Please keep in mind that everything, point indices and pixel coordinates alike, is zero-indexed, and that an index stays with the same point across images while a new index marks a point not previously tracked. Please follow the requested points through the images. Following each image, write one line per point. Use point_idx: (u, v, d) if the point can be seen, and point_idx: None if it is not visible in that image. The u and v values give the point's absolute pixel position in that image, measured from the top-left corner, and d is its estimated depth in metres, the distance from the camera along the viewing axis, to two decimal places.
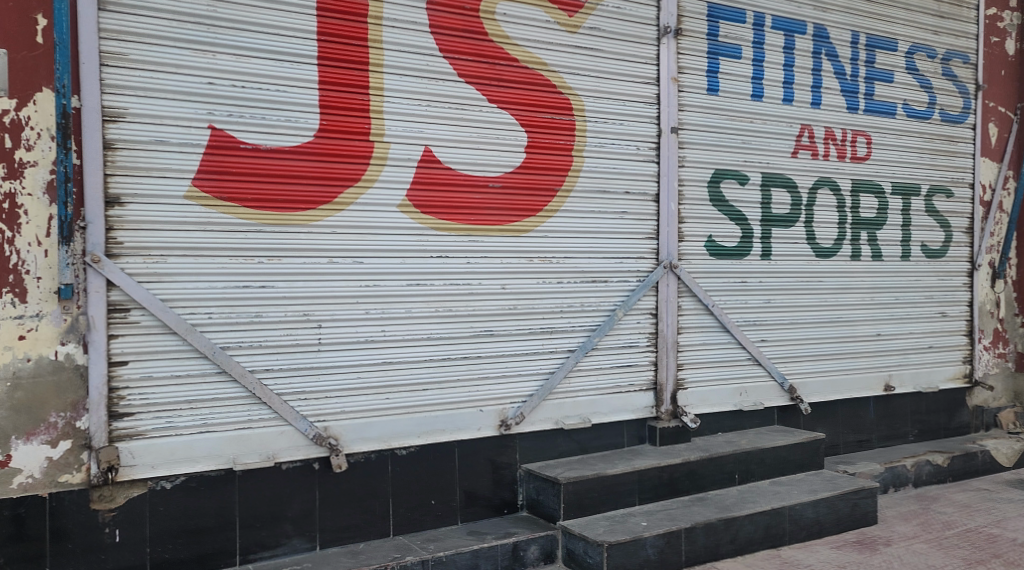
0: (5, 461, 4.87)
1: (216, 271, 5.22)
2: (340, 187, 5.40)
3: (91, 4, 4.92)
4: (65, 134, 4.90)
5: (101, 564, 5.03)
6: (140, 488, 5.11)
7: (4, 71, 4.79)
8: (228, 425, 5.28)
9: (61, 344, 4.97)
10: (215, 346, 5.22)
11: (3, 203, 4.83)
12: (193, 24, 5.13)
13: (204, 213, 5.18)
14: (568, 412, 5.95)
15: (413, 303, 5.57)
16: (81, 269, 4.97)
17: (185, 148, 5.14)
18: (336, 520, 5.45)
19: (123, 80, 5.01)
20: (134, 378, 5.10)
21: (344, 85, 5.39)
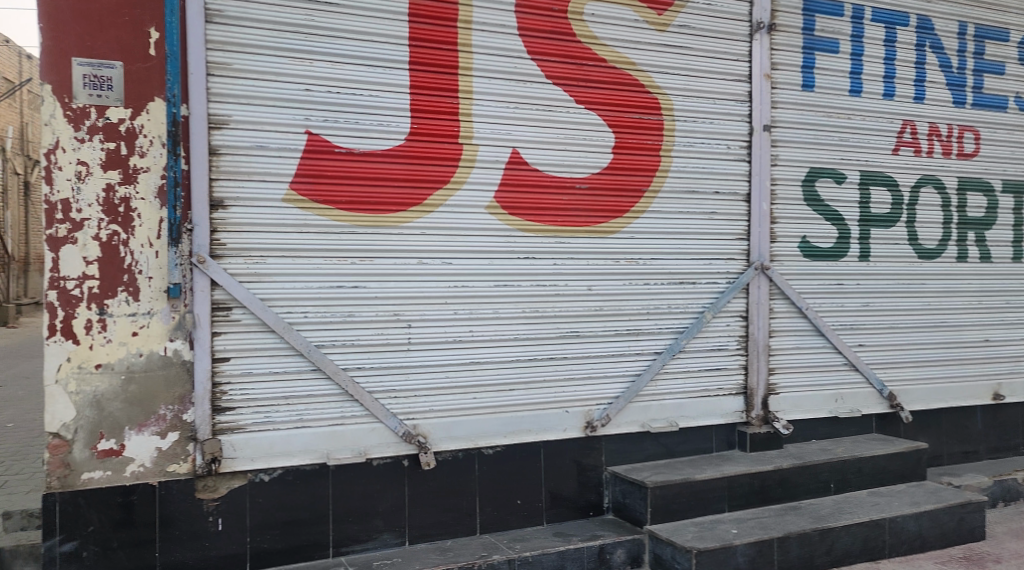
0: (120, 450, 5.17)
1: (313, 272, 5.41)
2: (430, 189, 5.53)
3: (199, 17, 5.21)
4: (175, 141, 5.18)
5: (205, 551, 5.26)
6: (240, 479, 5.33)
7: (121, 82, 5.12)
8: (322, 420, 5.44)
9: (170, 340, 5.25)
10: (310, 344, 5.40)
11: (119, 207, 5.14)
12: (292, 33, 5.35)
13: (301, 216, 5.38)
14: (654, 415, 5.89)
15: (500, 303, 5.65)
16: (188, 269, 5.23)
17: (283, 152, 5.36)
18: (426, 517, 5.54)
19: (226, 88, 5.28)
20: (235, 373, 5.33)
21: (434, 89, 5.53)
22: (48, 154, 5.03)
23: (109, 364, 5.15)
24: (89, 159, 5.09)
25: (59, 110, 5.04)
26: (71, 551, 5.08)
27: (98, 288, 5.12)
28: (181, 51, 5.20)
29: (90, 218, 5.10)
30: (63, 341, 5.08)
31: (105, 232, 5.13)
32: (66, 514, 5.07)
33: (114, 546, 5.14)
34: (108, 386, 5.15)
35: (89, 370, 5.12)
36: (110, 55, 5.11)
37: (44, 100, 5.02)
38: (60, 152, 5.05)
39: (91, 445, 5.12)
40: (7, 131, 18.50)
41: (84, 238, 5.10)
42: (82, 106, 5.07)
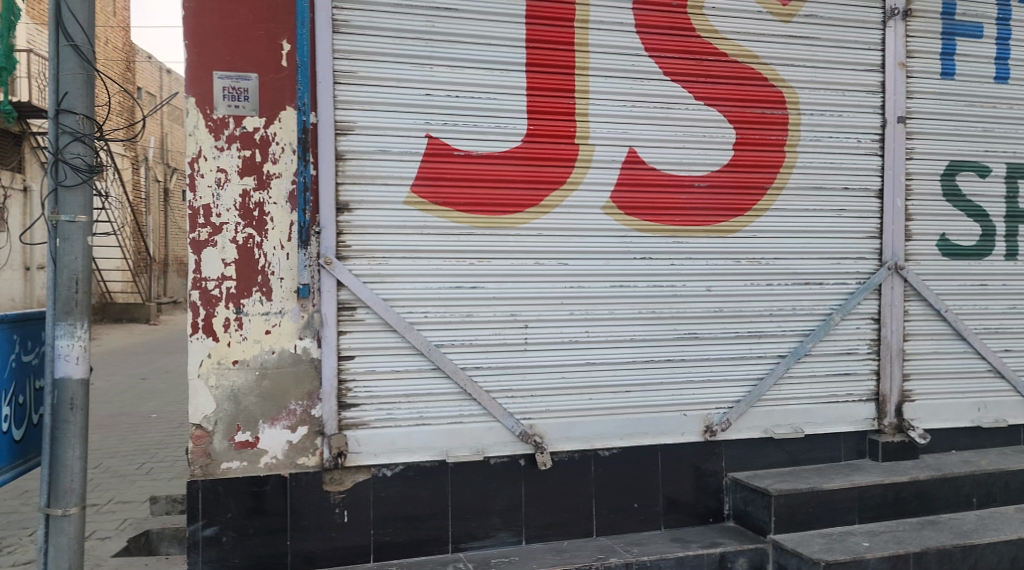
0: (255, 442, 5.41)
1: (433, 273, 5.53)
2: (545, 190, 5.61)
3: (327, 28, 5.41)
4: (304, 148, 5.40)
5: (332, 541, 5.45)
6: (364, 473, 5.49)
7: (256, 93, 5.38)
8: (442, 419, 5.56)
9: (299, 339, 5.45)
10: (430, 343, 5.52)
11: (254, 211, 5.39)
12: (414, 40, 5.50)
13: (422, 218, 5.51)
14: (778, 420, 5.85)
15: (616, 305, 5.71)
16: (315, 271, 5.44)
17: (405, 157, 5.50)
18: (542, 517, 5.61)
19: (352, 96, 5.46)
20: (359, 371, 5.50)
21: (551, 90, 5.62)
22: (191, 163, 5.32)
23: (244, 360, 5.40)
24: (228, 166, 5.36)
25: (201, 121, 5.33)
26: (211, 535, 5.34)
27: (235, 288, 5.37)
28: (310, 62, 5.41)
29: (228, 222, 5.36)
30: (204, 338, 5.35)
31: (242, 235, 5.38)
32: (206, 501, 5.34)
33: (250, 533, 5.37)
34: (245, 381, 5.40)
35: (227, 365, 5.38)
36: (246, 68, 5.37)
37: (188, 112, 5.32)
38: (202, 161, 5.33)
39: (229, 436, 5.37)
40: (151, 141, 20.52)
41: (223, 242, 5.36)
42: (222, 116, 5.35)
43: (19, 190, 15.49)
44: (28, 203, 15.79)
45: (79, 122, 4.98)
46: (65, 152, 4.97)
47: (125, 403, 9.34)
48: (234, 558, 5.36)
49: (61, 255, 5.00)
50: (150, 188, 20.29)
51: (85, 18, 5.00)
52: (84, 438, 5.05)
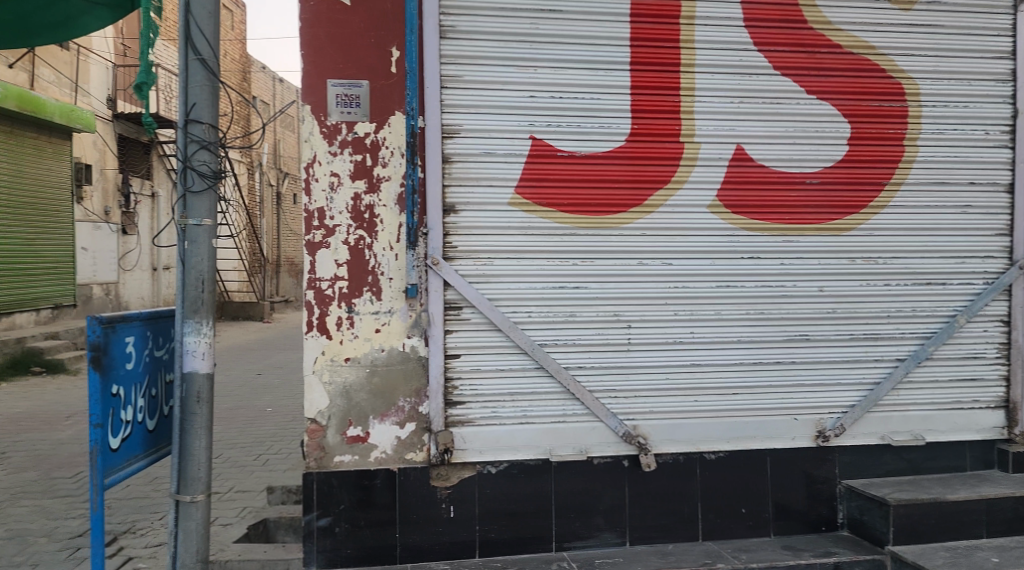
0: (366, 436, 5.46)
1: (536, 273, 5.54)
2: (650, 189, 5.58)
3: (435, 33, 5.43)
4: (413, 152, 5.41)
5: (439, 536, 5.47)
6: (470, 470, 5.51)
7: (367, 100, 5.39)
8: (547, 419, 5.57)
9: (408, 337, 5.48)
10: (534, 342, 5.52)
11: (365, 213, 5.41)
12: (517, 42, 5.50)
13: (526, 218, 5.52)
14: (897, 427, 5.72)
15: (722, 305, 5.65)
16: (423, 271, 5.46)
17: (510, 158, 5.51)
18: (647, 519, 5.58)
19: (457, 99, 5.48)
20: (465, 369, 5.52)
21: (656, 88, 5.57)
22: (307, 167, 5.37)
23: (356, 357, 5.44)
24: (340, 171, 5.39)
25: (316, 128, 5.37)
26: (325, 526, 5.41)
27: (347, 288, 5.41)
28: (419, 68, 5.44)
29: (341, 224, 5.40)
30: (318, 335, 5.41)
31: (353, 237, 5.41)
32: (321, 493, 5.40)
33: (362, 524, 5.42)
34: (356, 378, 5.44)
35: (340, 362, 5.43)
36: (357, 75, 5.39)
37: (302, 119, 5.36)
38: (317, 165, 5.37)
39: (342, 430, 5.43)
40: (262, 147, 22.13)
41: (336, 243, 5.40)
42: (335, 122, 5.38)
43: (147, 197, 17.22)
44: (156, 208, 17.52)
45: (205, 131, 5.08)
46: (192, 160, 5.07)
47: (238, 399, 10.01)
48: (347, 548, 5.42)
49: (188, 257, 5.10)
50: (266, 193, 21.76)
51: (211, 33, 5.09)
52: (210, 428, 5.14)
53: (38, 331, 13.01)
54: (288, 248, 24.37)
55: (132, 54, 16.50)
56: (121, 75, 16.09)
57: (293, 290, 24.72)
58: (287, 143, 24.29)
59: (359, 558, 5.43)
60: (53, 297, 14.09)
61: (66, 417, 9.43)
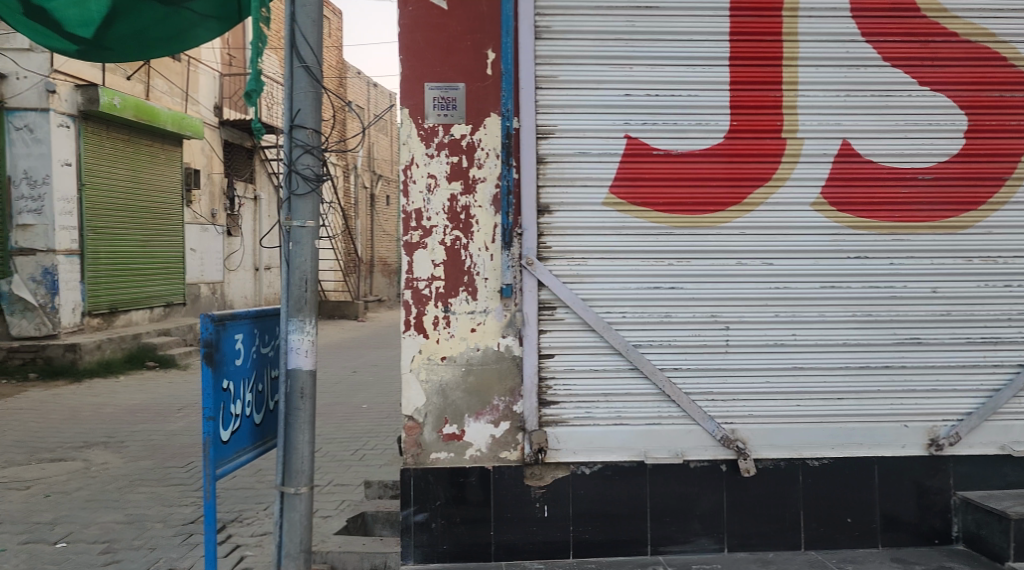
0: (461, 434, 5.47)
1: (631, 273, 5.50)
2: (750, 187, 5.49)
3: (530, 34, 5.41)
4: (508, 153, 5.38)
5: (533, 535, 5.47)
6: (563, 470, 5.48)
7: (464, 102, 5.39)
8: (642, 421, 5.52)
9: (503, 336, 5.46)
10: (628, 343, 5.48)
11: (461, 214, 5.42)
12: (613, 40, 5.47)
13: (620, 218, 5.49)
14: (1017, 436, 5.56)
15: (826, 306, 5.53)
16: (518, 271, 5.45)
17: (605, 158, 5.48)
18: (746, 527, 5.51)
19: (553, 99, 5.46)
20: (559, 369, 5.48)
21: (757, 83, 5.48)
22: (405, 170, 5.39)
23: (452, 357, 5.45)
24: (437, 172, 5.41)
25: (414, 130, 5.39)
26: (422, 521, 5.43)
27: (444, 288, 5.42)
28: (514, 69, 5.40)
29: (437, 225, 5.42)
30: (416, 334, 5.43)
31: (449, 237, 5.42)
32: (418, 488, 5.43)
33: (457, 520, 5.44)
34: (452, 377, 5.45)
35: (437, 361, 5.44)
36: (454, 78, 5.40)
37: (401, 123, 5.39)
38: (415, 167, 5.40)
39: (438, 427, 5.45)
40: (356, 152, 22.78)
41: (433, 243, 5.42)
42: (432, 125, 5.39)
43: (250, 199, 17.98)
44: (258, 211, 18.25)
45: (309, 136, 5.18)
46: (297, 163, 5.16)
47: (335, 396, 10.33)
48: (444, 544, 5.44)
49: (293, 257, 5.19)
50: (357, 196, 22.41)
51: (315, 40, 5.19)
52: (313, 422, 5.22)
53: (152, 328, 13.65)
54: (381, 249, 24.99)
55: (237, 64, 17.25)
56: (228, 84, 16.86)
57: (385, 290, 25.31)
58: (378, 146, 24.92)
59: (455, 555, 5.44)
60: (167, 293, 14.75)
61: (178, 410, 9.82)
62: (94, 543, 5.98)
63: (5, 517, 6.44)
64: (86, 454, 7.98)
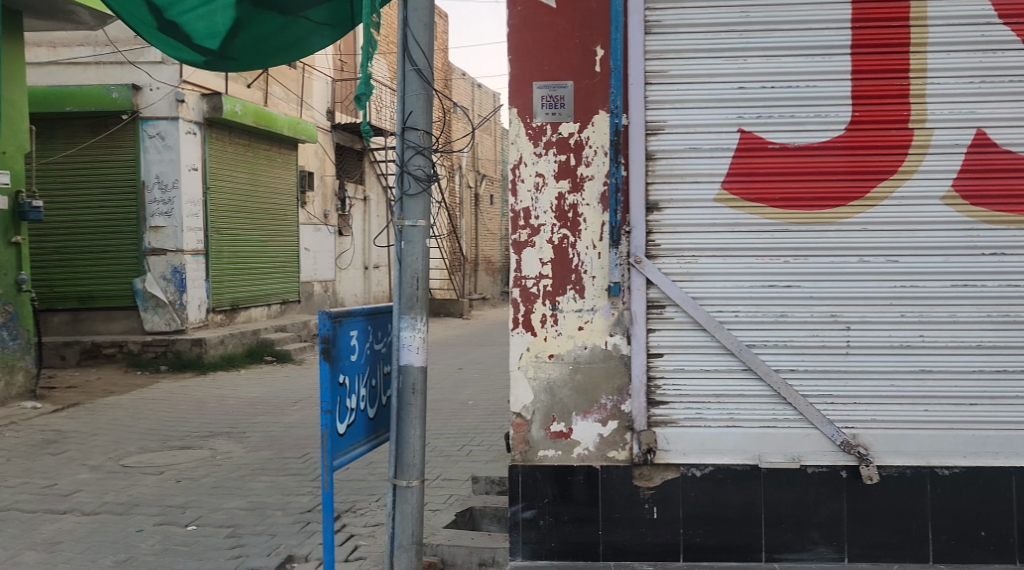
0: (569, 432, 5.48)
1: (744, 271, 5.42)
2: (873, 181, 5.36)
3: (640, 30, 5.40)
4: (617, 150, 5.38)
5: (642, 536, 5.45)
6: (673, 471, 5.45)
7: (572, 100, 5.39)
8: (755, 422, 5.43)
9: (610, 335, 5.45)
10: (741, 343, 5.40)
11: (569, 212, 5.43)
12: (727, 32, 5.40)
13: (733, 214, 5.41)
14: None
15: (958, 306, 5.37)
16: (626, 269, 5.42)
17: (716, 153, 5.41)
18: (868, 537, 5.40)
19: (663, 95, 5.43)
20: (668, 369, 5.44)
21: (882, 72, 5.34)
22: (513, 168, 5.43)
23: (560, 354, 5.46)
24: (545, 171, 5.43)
25: (522, 129, 5.42)
26: (530, 518, 5.47)
27: (551, 286, 5.44)
28: (624, 65, 5.39)
29: (545, 223, 5.44)
30: (523, 332, 5.47)
31: (557, 236, 5.43)
32: (526, 485, 5.47)
33: (565, 519, 5.46)
34: (559, 374, 5.46)
35: (544, 359, 5.46)
36: (563, 76, 5.40)
37: (510, 121, 5.44)
38: (522, 167, 5.43)
39: (545, 425, 5.48)
40: (461, 152, 23.04)
41: (541, 242, 5.45)
42: (540, 123, 5.41)
43: (360, 200, 18.39)
44: (367, 211, 18.66)
45: (421, 137, 5.26)
46: (409, 164, 5.26)
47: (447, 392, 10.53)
48: (552, 542, 5.46)
49: (404, 256, 5.29)
50: (463, 195, 22.68)
51: (426, 42, 5.27)
52: (424, 417, 5.32)
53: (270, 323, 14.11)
54: (486, 249, 25.24)
55: (348, 68, 17.61)
56: (339, 88, 17.27)
57: (490, 289, 25.58)
58: (480, 146, 25.13)
59: (563, 553, 5.47)
60: (283, 292, 15.21)
61: (295, 402, 10.13)
62: (220, 527, 6.22)
63: (140, 499, 6.77)
64: (213, 443, 8.31)
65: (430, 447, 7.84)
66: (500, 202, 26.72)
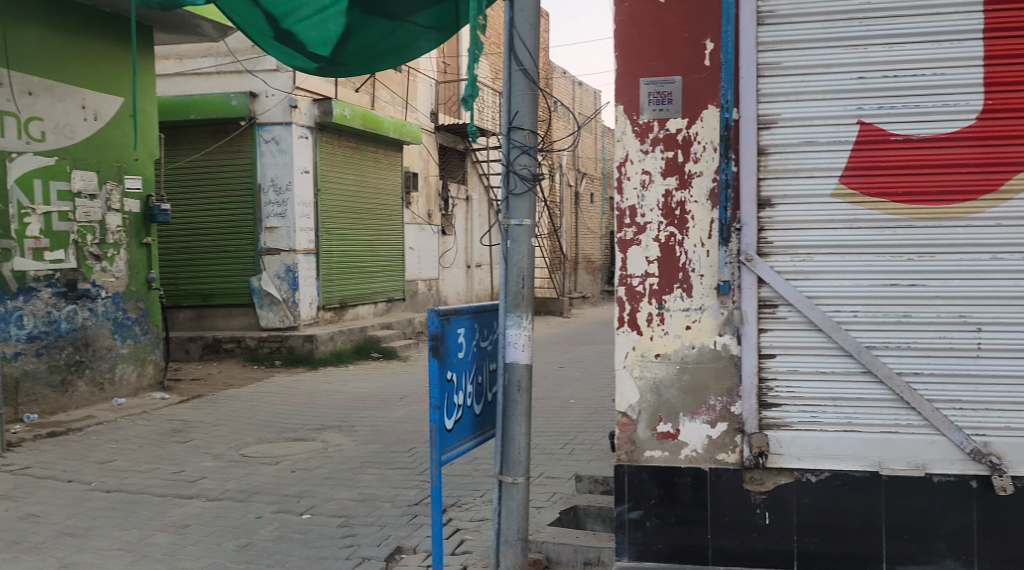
0: (676, 433, 5.43)
1: (864, 270, 5.27)
2: (1006, 173, 5.16)
3: (752, 22, 5.29)
4: (727, 145, 5.28)
5: (753, 541, 5.37)
6: (787, 476, 5.34)
7: (680, 96, 5.35)
8: (874, 427, 5.28)
9: (719, 335, 5.37)
10: (860, 345, 5.26)
11: (676, 210, 5.38)
12: (845, 21, 5.26)
13: (851, 210, 5.28)
14: None
15: None
16: (736, 267, 5.34)
17: (834, 146, 5.28)
18: (998, 550, 5.20)
19: (777, 87, 5.32)
20: (781, 370, 5.34)
21: (1016, 57, 5.14)
22: (619, 167, 5.43)
23: (667, 354, 5.42)
24: (652, 168, 5.40)
25: (628, 127, 5.41)
26: (636, 519, 5.45)
27: (658, 284, 5.40)
28: (734, 58, 5.30)
29: (651, 221, 5.41)
30: (629, 331, 5.45)
31: (664, 233, 5.39)
32: (632, 486, 5.45)
33: (672, 521, 5.42)
34: (666, 374, 5.42)
35: (650, 359, 5.43)
36: (670, 71, 5.37)
37: (616, 119, 5.43)
38: (629, 164, 5.42)
39: (652, 426, 5.44)
40: (563, 151, 23.09)
41: (647, 240, 5.42)
42: (647, 120, 5.39)
43: (463, 200, 18.58)
44: (470, 210, 18.84)
45: (526, 137, 5.30)
46: (515, 164, 5.30)
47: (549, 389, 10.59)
48: (659, 544, 5.43)
49: (510, 255, 5.33)
50: (563, 194, 22.69)
51: (532, 43, 5.31)
52: (529, 415, 5.36)
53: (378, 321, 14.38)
54: (586, 247, 25.20)
55: (452, 70, 17.80)
56: (442, 90, 17.52)
57: (591, 287, 25.55)
58: (580, 145, 25.12)
59: (670, 555, 5.43)
60: (389, 289, 15.51)
61: (401, 398, 10.31)
62: (333, 516, 6.39)
63: (258, 488, 7.01)
64: (324, 436, 8.54)
65: (534, 445, 7.88)
66: (602, 202, 26.63)
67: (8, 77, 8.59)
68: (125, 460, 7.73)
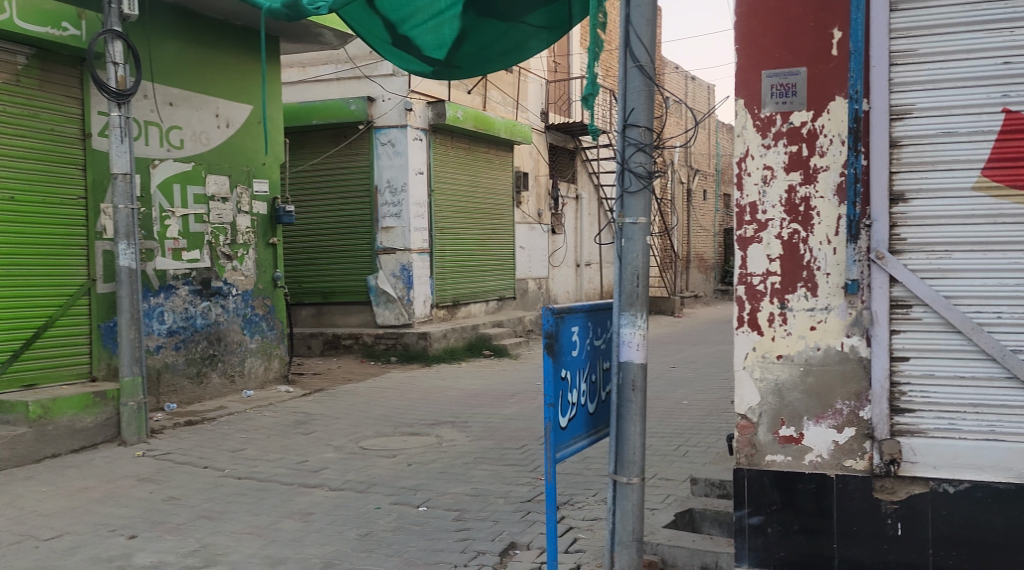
0: (799, 438, 5.29)
1: (1009, 269, 5.03)
2: None
3: (884, 9, 5.12)
4: (856, 138, 5.12)
5: (884, 553, 5.19)
6: (921, 486, 5.15)
7: (806, 87, 5.21)
8: (1019, 436, 5.03)
9: (847, 336, 5.21)
10: (1004, 348, 5.01)
11: (800, 206, 5.24)
12: (989, 3, 5.03)
13: (995, 204, 5.04)
14: None
15: None
16: (866, 266, 5.16)
17: (975, 137, 5.06)
18: None
19: (912, 76, 5.12)
20: (915, 374, 5.14)
21: None
22: (738, 162, 5.33)
23: (789, 355, 5.29)
24: (774, 163, 5.28)
25: (750, 121, 5.31)
26: (757, 524, 5.36)
27: (779, 283, 5.28)
28: (864, 47, 5.13)
29: (774, 218, 5.29)
30: (749, 331, 5.34)
31: (787, 230, 5.27)
32: (753, 490, 5.35)
33: (795, 529, 5.30)
34: (789, 376, 5.29)
35: (772, 359, 5.31)
36: (795, 63, 5.24)
37: (737, 113, 5.33)
38: (749, 160, 5.31)
39: (773, 429, 5.32)
40: (676, 149, 22.83)
41: (768, 238, 5.30)
42: (769, 114, 5.27)
43: (573, 198, 18.53)
44: (581, 209, 18.80)
45: (641, 134, 5.26)
46: (630, 161, 5.27)
47: (658, 389, 10.50)
48: (781, 551, 5.32)
49: (625, 253, 5.30)
50: (675, 192, 22.43)
51: (648, 38, 5.26)
52: (644, 414, 5.32)
53: (489, 319, 14.56)
54: (699, 246, 24.84)
55: (563, 69, 17.84)
56: (552, 89, 17.57)
57: (703, 287, 25.16)
58: (694, 143, 24.77)
59: (793, 563, 5.31)
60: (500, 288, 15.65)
61: (512, 395, 10.38)
62: (450, 510, 6.49)
63: (377, 479, 7.17)
64: (439, 431, 8.68)
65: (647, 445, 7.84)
66: (716, 199, 26.20)
67: (150, 89, 9.08)
68: (255, 449, 8.03)
